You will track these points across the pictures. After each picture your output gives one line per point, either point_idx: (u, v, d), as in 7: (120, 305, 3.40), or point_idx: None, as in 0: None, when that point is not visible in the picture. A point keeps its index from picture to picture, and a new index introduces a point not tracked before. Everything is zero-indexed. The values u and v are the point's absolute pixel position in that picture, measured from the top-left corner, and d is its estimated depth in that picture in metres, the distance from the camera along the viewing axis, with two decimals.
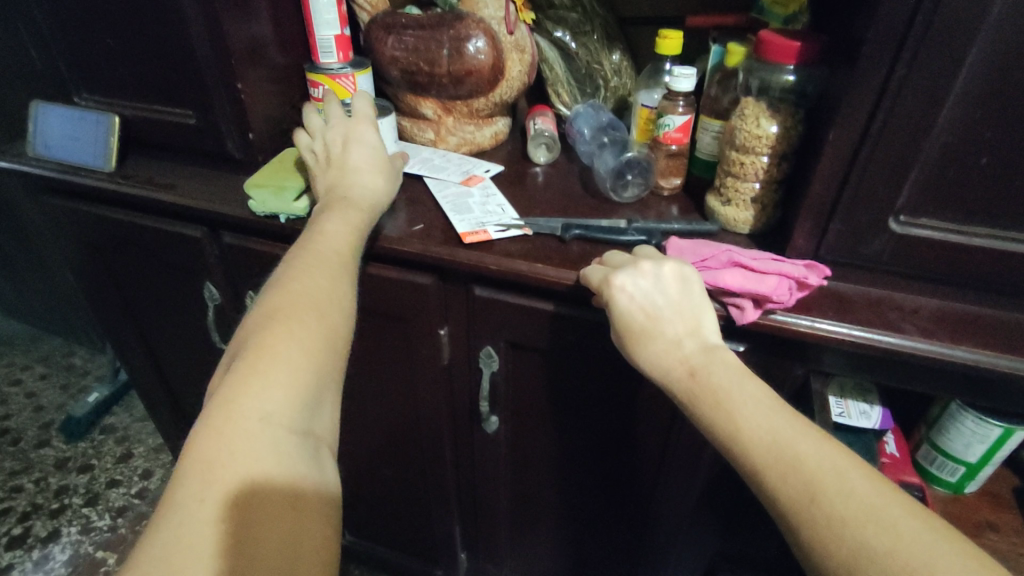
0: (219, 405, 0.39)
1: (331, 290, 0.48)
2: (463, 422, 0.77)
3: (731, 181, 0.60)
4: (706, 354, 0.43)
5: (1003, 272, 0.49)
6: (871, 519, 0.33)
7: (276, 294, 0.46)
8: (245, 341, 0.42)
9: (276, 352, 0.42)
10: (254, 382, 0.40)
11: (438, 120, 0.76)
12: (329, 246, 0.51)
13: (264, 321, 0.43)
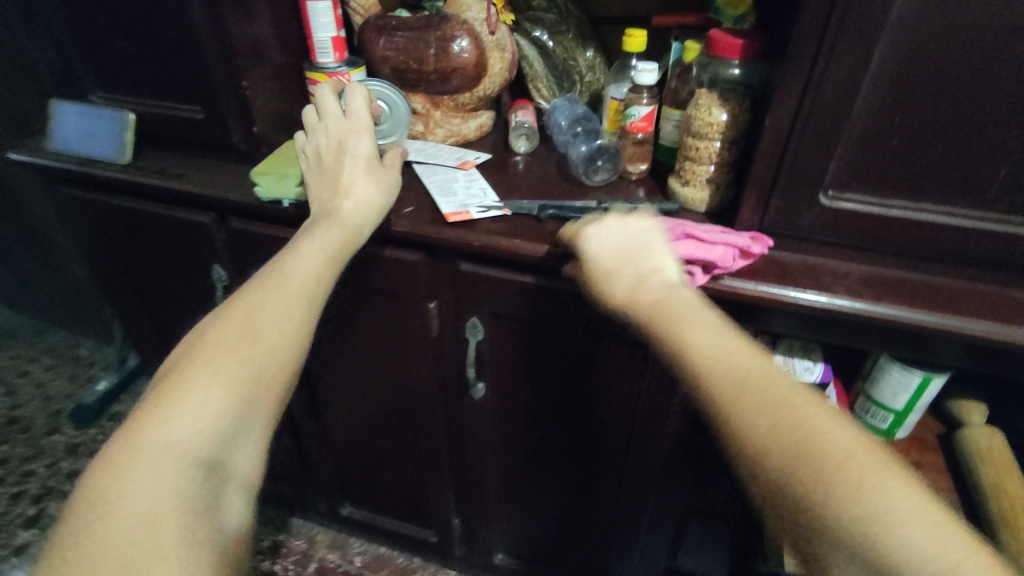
0: (157, 409, 0.43)
1: (295, 321, 0.52)
2: (452, 391, 0.84)
3: (688, 164, 0.67)
4: (670, 290, 0.48)
5: (918, 240, 0.57)
6: (822, 440, 0.37)
7: (246, 318, 0.50)
8: (201, 352, 0.47)
9: (227, 371, 0.46)
10: (193, 396, 0.44)
11: (427, 113, 0.83)
12: (297, 272, 0.56)
13: (229, 337, 0.48)
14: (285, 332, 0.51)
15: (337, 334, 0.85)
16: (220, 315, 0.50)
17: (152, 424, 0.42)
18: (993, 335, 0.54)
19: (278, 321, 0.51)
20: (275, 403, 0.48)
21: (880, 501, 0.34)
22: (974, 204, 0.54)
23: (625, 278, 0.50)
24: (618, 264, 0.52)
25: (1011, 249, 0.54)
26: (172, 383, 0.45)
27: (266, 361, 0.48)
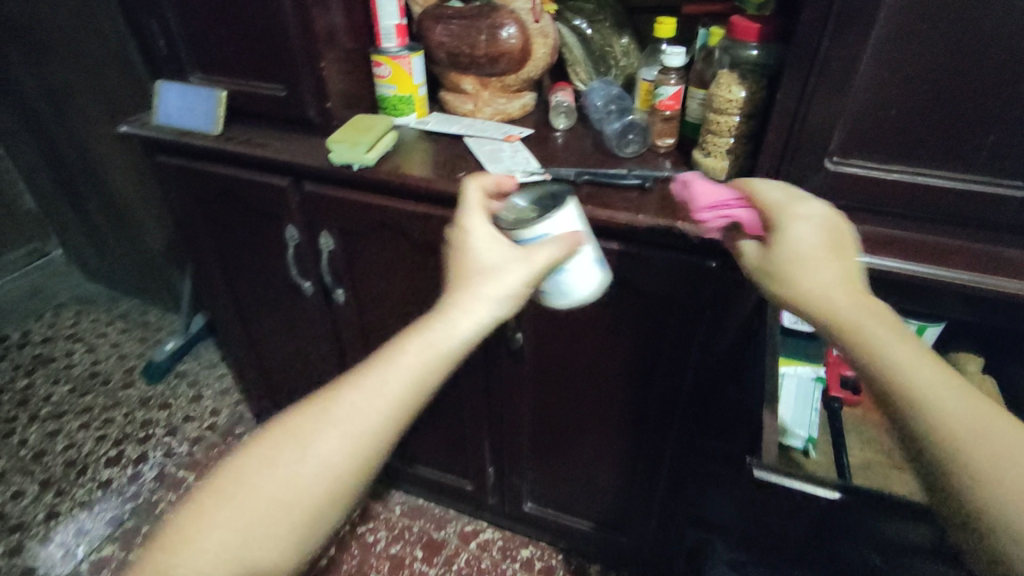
0: (216, 488, 0.43)
1: (377, 440, 0.45)
2: (493, 342, 0.94)
3: (711, 138, 0.75)
4: (809, 241, 0.47)
5: (915, 200, 0.64)
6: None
7: (342, 414, 0.45)
8: (285, 433, 0.45)
9: (277, 481, 0.43)
10: (239, 498, 0.42)
11: (476, 93, 0.93)
12: (400, 364, 0.47)
13: (317, 438, 0.44)
14: (362, 446, 0.44)
15: (390, 290, 0.96)
16: (337, 386, 0.46)
17: (220, 490, 0.43)
18: (976, 284, 0.61)
19: (364, 430, 0.45)
20: (326, 514, 0.43)
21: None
22: (965, 168, 0.61)
23: (824, 279, 0.45)
24: (812, 265, 0.46)
25: (996, 208, 0.61)
26: (244, 458, 0.44)
27: (330, 476, 0.43)
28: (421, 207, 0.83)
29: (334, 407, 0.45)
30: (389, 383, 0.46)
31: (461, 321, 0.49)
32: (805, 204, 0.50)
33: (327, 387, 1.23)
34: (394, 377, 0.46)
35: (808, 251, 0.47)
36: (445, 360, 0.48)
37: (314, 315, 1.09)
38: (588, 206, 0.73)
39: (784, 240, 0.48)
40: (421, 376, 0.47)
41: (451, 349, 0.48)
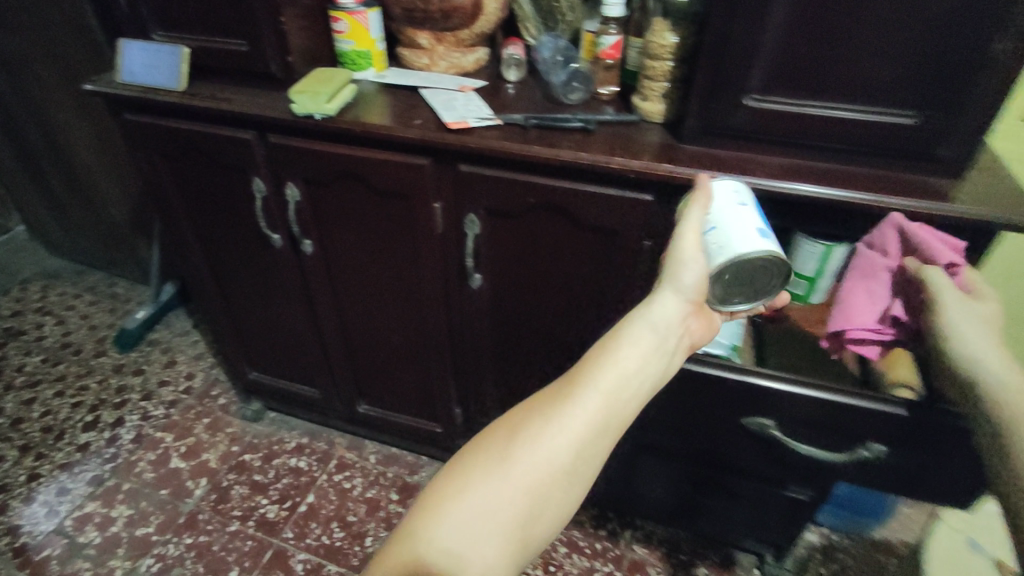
0: (460, 471, 0.56)
1: (575, 442, 0.55)
2: (454, 285, 1.01)
3: (648, 83, 0.82)
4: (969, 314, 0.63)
5: (824, 132, 0.71)
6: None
7: (557, 416, 0.56)
8: (508, 432, 0.57)
9: (512, 470, 0.54)
10: (481, 481, 0.54)
11: (431, 48, 0.98)
12: (607, 377, 0.58)
13: (533, 433, 0.56)
14: (574, 445, 0.55)
15: (356, 237, 1.02)
16: (545, 394, 0.59)
17: (493, 450, 0.56)
18: (872, 203, 0.69)
19: (569, 431, 0.56)
20: (555, 485, 0.55)
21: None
22: (865, 100, 0.68)
23: (977, 343, 0.61)
24: (970, 331, 0.62)
25: (891, 137, 0.69)
26: (473, 450, 0.57)
27: (549, 468, 0.55)
28: (382, 155, 0.88)
29: (569, 401, 0.57)
30: (595, 391, 0.57)
31: (630, 349, 0.59)
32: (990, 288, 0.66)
33: (299, 341, 1.28)
34: (590, 387, 0.57)
35: (972, 320, 0.63)
36: (626, 375, 0.58)
37: (283, 268, 1.13)
38: (535, 147, 0.79)
39: (957, 305, 0.64)
40: (608, 395, 0.57)
41: (634, 366, 0.59)
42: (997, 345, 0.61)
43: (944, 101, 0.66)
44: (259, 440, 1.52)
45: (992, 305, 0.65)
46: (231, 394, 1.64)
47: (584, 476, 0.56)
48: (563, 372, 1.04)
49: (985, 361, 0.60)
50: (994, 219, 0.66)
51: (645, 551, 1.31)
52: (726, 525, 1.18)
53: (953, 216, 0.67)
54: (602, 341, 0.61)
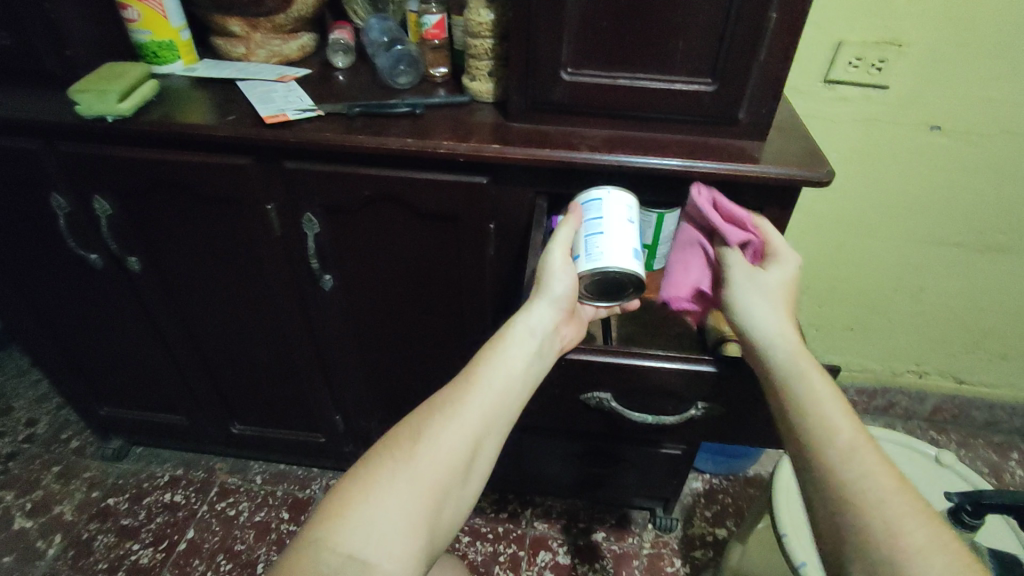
0: (356, 477, 0.49)
1: (478, 437, 0.52)
2: (306, 289, 0.94)
3: (474, 62, 0.80)
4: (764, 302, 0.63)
5: (639, 102, 0.73)
6: (858, 451, 0.52)
7: (459, 409, 0.53)
8: (407, 431, 0.52)
9: (418, 469, 0.49)
10: (383, 483, 0.48)
11: (247, 36, 0.89)
12: (501, 373, 0.56)
13: (437, 429, 0.51)
14: (478, 442, 0.52)
15: (184, 251, 0.91)
16: (443, 390, 0.55)
17: (392, 451, 0.50)
18: (687, 169, 0.71)
19: (472, 425, 0.52)
20: (457, 488, 0.51)
21: (898, 506, 0.48)
22: (671, 69, 0.70)
23: (764, 315, 0.62)
24: (754, 303, 0.63)
25: (699, 102, 0.72)
26: (369, 455, 0.51)
27: (450, 468, 0.50)
28: (197, 156, 0.79)
29: (466, 399, 0.54)
30: (489, 390, 0.55)
31: (516, 349, 0.58)
32: (788, 254, 0.66)
33: (146, 370, 1.15)
34: (488, 381, 0.55)
35: (761, 291, 0.64)
36: (519, 368, 0.57)
37: (107, 292, 1.00)
38: (359, 136, 0.74)
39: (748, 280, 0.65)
40: (507, 386, 0.56)
41: (526, 360, 0.58)
42: (785, 315, 0.62)
43: (741, 65, 0.68)
44: (124, 480, 1.38)
45: (790, 273, 0.66)
46: (85, 435, 1.47)
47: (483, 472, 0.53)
48: (436, 363, 1.02)
49: (769, 335, 0.61)
50: (792, 177, 0.70)
51: (547, 526, 1.31)
52: (616, 489, 1.21)
53: (757, 177, 0.71)
54: (492, 338, 0.59)
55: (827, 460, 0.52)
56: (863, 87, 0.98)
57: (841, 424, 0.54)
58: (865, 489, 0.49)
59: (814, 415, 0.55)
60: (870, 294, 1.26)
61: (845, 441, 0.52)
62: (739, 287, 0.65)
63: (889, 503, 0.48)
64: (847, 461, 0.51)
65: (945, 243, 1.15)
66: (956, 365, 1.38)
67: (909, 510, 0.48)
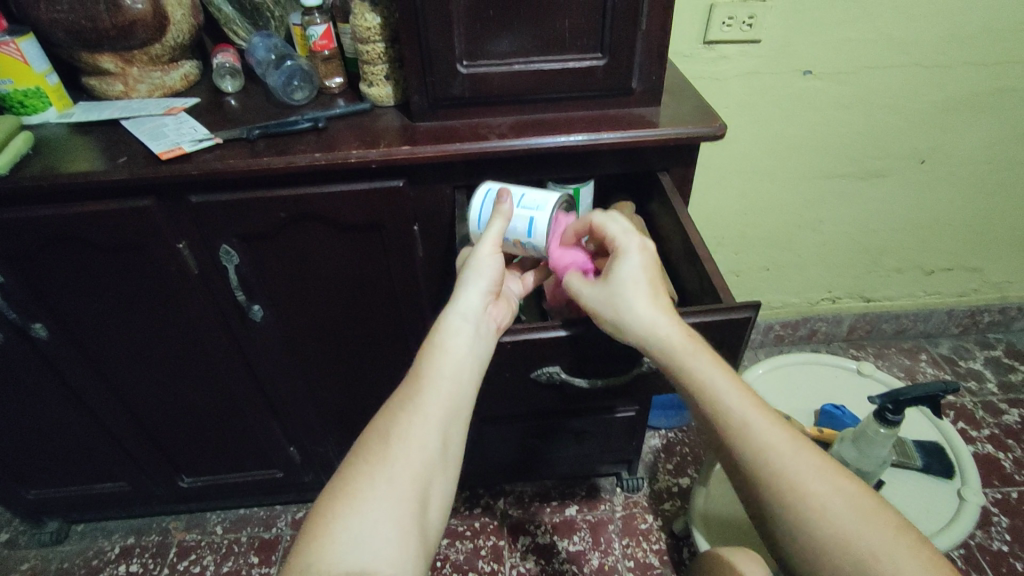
0: (336, 495, 0.49)
1: (445, 429, 0.53)
2: (235, 324, 0.91)
3: (369, 68, 0.80)
4: (646, 314, 0.60)
5: (538, 84, 0.75)
6: (790, 455, 0.53)
7: (422, 403, 0.54)
8: (375, 437, 0.52)
9: (394, 471, 0.50)
10: (363, 491, 0.49)
11: (123, 71, 0.85)
12: (449, 362, 0.57)
13: (404, 428, 0.52)
14: (446, 432, 0.53)
15: (96, 306, 0.86)
16: (399, 390, 0.55)
17: (362, 463, 0.51)
18: (594, 142, 0.74)
19: (436, 416, 0.53)
20: (433, 481, 0.52)
21: (828, 488, 0.52)
22: (562, 49, 0.73)
23: (642, 311, 0.59)
24: (624, 307, 0.60)
25: (594, 77, 0.75)
26: (344, 470, 0.51)
27: (422, 461, 0.51)
28: (90, 205, 0.75)
29: (420, 394, 0.54)
30: (442, 381, 0.55)
31: (458, 336, 0.58)
32: (635, 240, 0.62)
33: (73, 440, 1.07)
34: (442, 371, 0.56)
35: (626, 290, 0.60)
36: (466, 353, 0.58)
37: (16, 363, 0.92)
38: (264, 158, 0.73)
39: (604, 295, 0.61)
40: (459, 371, 0.57)
41: (470, 345, 0.59)
42: (659, 306, 0.60)
43: (625, 38, 0.72)
44: (69, 563, 1.28)
45: (644, 258, 0.61)
46: (15, 524, 1.35)
47: (453, 461, 0.54)
48: (384, 372, 1.01)
49: (655, 335, 0.59)
50: (690, 136, 0.75)
51: (522, 512, 1.33)
52: (581, 461, 1.24)
53: (659, 140, 0.75)
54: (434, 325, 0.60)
55: (747, 453, 0.54)
56: (739, 44, 1.05)
57: (768, 426, 0.55)
58: (809, 497, 0.51)
59: (749, 435, 0.54)
60: (778, 235, 1.36)
61: (768, 443, 0.54)
62: (606, 295, 0.61)
63: (823, 489, 0.52)
64: (773, 454, 0.53)
65: (834, 177, 1.26)
66: (863, 285, 1.51)
67: (838, 488, 0.52)
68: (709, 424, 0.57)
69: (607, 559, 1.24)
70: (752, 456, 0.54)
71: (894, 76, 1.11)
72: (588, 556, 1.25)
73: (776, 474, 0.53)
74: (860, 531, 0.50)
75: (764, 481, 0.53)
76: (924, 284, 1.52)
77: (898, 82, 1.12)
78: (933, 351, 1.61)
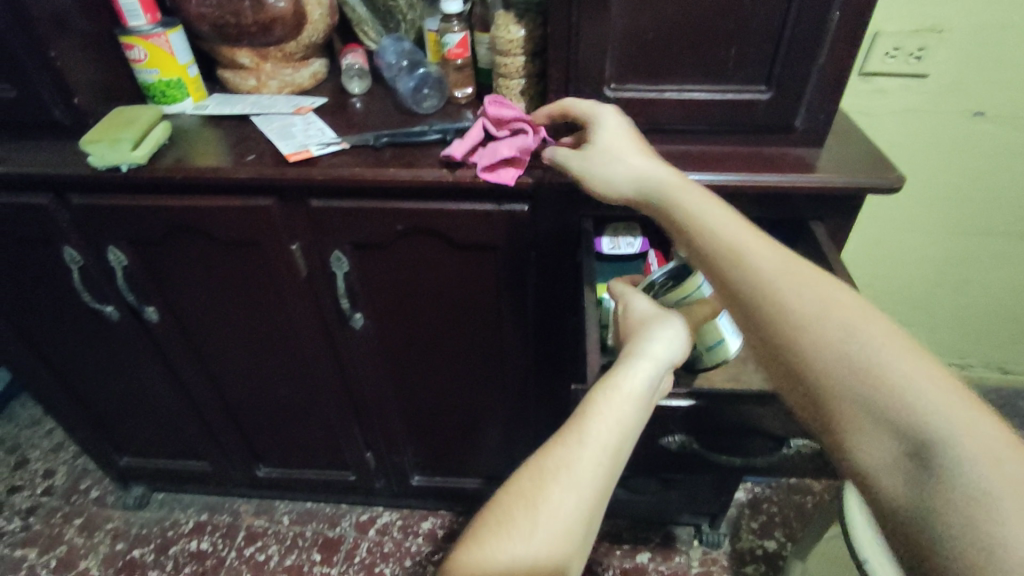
0: (471, 569, 0.43)
1: (593, 512, 0.47)
2: (334, 329, 0.89)
3: (504, 81, 0.75)
4: (640, 175, 0.59)
5: (689, 114, 0.68)
6: (863, 336, 0.42)
7: (573, 473, 0.47)
8: (520, 506, 0.46)
9: (534, 552, 0.44)
10: (496, 564, 0.43)
11: (257, 67, 0.85)
12: (609, 432, 0.50)
13: (551, 503, 0.46)
14: (593, 514, 0.47)
15: (207, 296, 0.86)
16: (551, 453, 0.49)
17: (500, 528, 0.45)
18: (745, 183, 0.66)
19: (586, 494, 0.47)
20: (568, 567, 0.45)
21: (904, 368, 0.41)
22: (723, 79, 0.66)
23: (632, 166, 0.59)
24: (613, 166, 0.60)
25: (753, 111, 0.67)
26: (481, 538, 0.45)
27: (564, 544, 0.45)
28: (217, 201, 0.75)
29: (573, 463, 0.48)
30: (600, 453, 0.49)
31: (623, 404, 0.52)
32: (606, 109, 0.64)
33: (167, 417, 1.10)
34: (600, 440, 0.49)
35: (610, 152, 0.61)
36: (630, 426, 0.51)
37: (127, 341, 0.95)
38: (390, 170, 0.70)
39: (591, 159, 0.62)
40: (619, 446, 0.50)
41: (637, 418, 0.52)
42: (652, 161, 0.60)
43: (796, 71, 0.64)
44: (148, 530, 1.32)
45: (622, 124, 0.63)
46: (105, 483, 1.42)
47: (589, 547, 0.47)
48: (472, 392, 0.97)
49: (639, 185, 0.58)
50: (860, 187, 0.66)
51: (590, 550, 1.27)
52: (662, 508, 1.16)
53: (821, 188, 0.66)
54: (600, 385, 0.53)
55: (836, 352, 0.42)
56: (902, 78, 0.94)
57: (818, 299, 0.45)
58: (894, 384, 0.40)
59: (800, 314, 0.45)
60: (910, 290, 1.22)
61: (833, 320, 0.44)
62: (598, 159, 0.62)
63: (943, 395, 0.39)
64: (869, 348, 0.42)
65: (989, 234, 1.11)
66: (999, 355, 1.34)
67: (915, 361, 0.41)
68: (733, 297, 0.49)
69: None
70: (811, 336, 0.44)
71: None
72: None
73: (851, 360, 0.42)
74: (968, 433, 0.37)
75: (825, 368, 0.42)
76: None
77: None
78: None
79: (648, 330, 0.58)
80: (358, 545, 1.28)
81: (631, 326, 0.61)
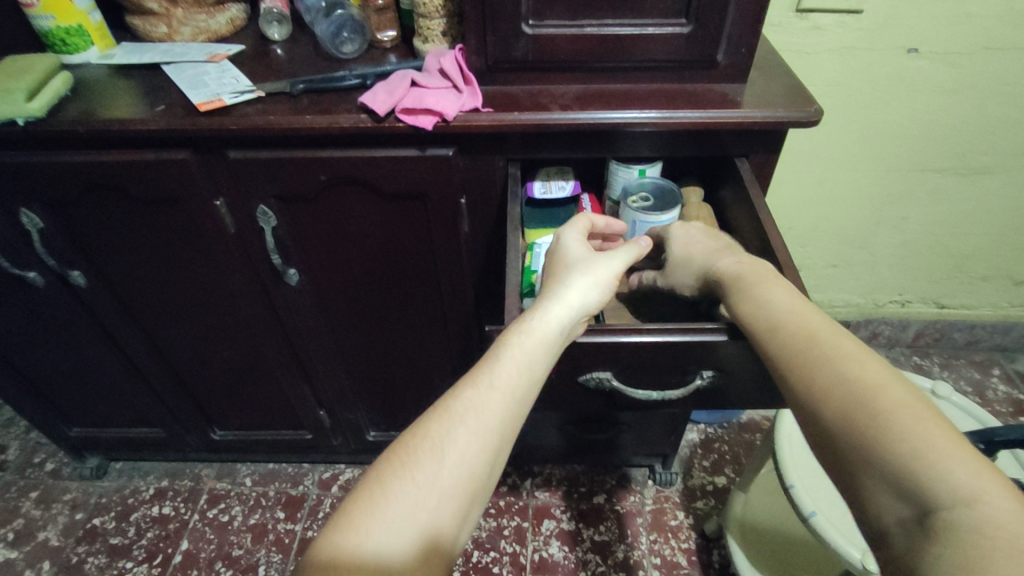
0: (370, 508, 0.44)
1: (496, 451, 0.48)
2: (270, 286, 0.88)
3: (424, 22, 0.72)
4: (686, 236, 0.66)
5: (611, 50, 0.67)
6: (856, 369, 0.45)
7: (476, 414, 0.48)
8: (425, 447, 0.46)
9: (434, 489, 0.45)
10: (395, 502, 0.44)
11: (166, 12, 0.80)
12: (516, 376, 0.51)
13: (454, 442, 0.47)
14: (496, 454, 0.48)
15: (133, 257, 0.84)
16: (459, 395, 0.49)
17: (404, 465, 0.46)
18: (668, 120, 0.66)
19: (491, 436, 0.48)
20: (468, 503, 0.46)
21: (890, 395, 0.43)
22: (642, 12, 0.64)
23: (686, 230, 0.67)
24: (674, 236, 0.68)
25: (675, 45, 0.66)
26: (384, 474, 0.46)
27: (464, 481, 0.46)
28: (127, 155, 0.71)
29: (479, 403, 0.49)
30: (505, 396, 0.49)
31: (532, 348, 0.52)
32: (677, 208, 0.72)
33: (111, 384, 1.08)
34: (507, 382, 0.50)
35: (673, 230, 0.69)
36: (539, 369, 0.52)
37: (56, 307, 0.92)
38: (306, 116, 0.67)
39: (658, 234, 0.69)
40: (525, 392, 0.51)
41: (547, 361, 0.53)
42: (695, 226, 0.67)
43: (715, 2, 0.62)
44: (107, 498, 1.32)
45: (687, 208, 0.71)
46: (60, 456, 1.40)
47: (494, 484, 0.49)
48: (417, 344, 0.97)
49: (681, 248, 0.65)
50: (780, 121, 0.66)
51: (549, 495, 1.30)
52: (616, 450, 1.19)
53: (743, 123, 0.66)
54: (513, 329, 0.53)
55: (837, 384, 0.45)
56: (837, 14, 0.93)
57: (835, 339, 0.48)
58: (871, 403, 0.43)
59: (812, 352, 0.48)
60: (852, 229, 1.24)
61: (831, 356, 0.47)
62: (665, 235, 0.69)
63: (914, 419, 0.41)
64: (854, 376, 0.45)
65: (925, 170, 1.13)
66: (938, 290, 1.38)
67: (894, 388, 0.43)
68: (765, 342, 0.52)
69: (634, 553, 1.20)
70: (816, 374, 0.47)
71: (1014, 60, 0.97)
72: (613, 548, 1.21)
73: (844, 390, 0.44)
74: (932, 456, 0.39)
75: (823, 399, 0.45)
76: (1008, 295, 1.38)
77: (1017, 67, 0.98)
78: (1007, 366, 1.48)
79: (568, 274, 0.58)
80: (321, 501, 1.29)
81: (552, 269, 0.60)
